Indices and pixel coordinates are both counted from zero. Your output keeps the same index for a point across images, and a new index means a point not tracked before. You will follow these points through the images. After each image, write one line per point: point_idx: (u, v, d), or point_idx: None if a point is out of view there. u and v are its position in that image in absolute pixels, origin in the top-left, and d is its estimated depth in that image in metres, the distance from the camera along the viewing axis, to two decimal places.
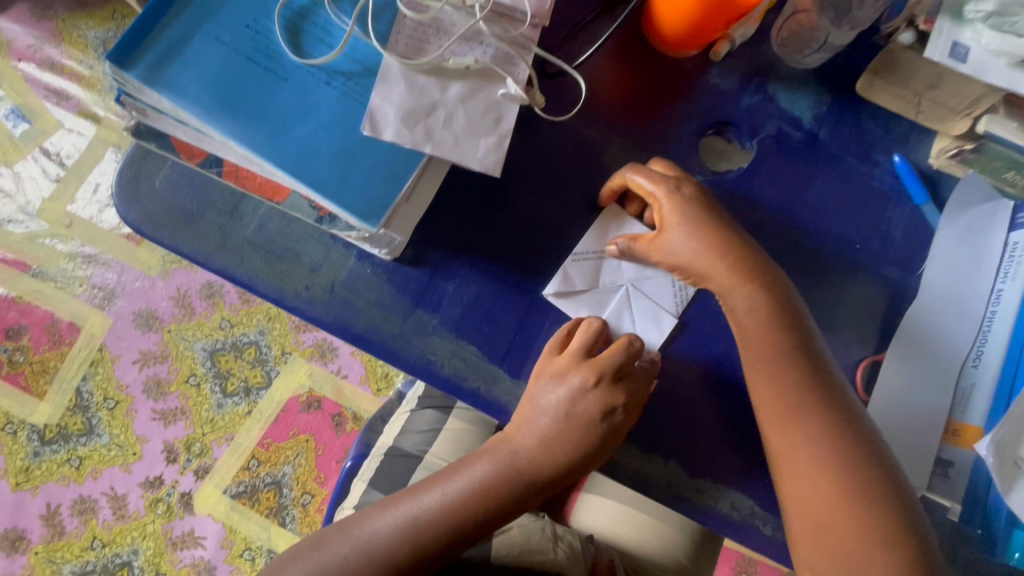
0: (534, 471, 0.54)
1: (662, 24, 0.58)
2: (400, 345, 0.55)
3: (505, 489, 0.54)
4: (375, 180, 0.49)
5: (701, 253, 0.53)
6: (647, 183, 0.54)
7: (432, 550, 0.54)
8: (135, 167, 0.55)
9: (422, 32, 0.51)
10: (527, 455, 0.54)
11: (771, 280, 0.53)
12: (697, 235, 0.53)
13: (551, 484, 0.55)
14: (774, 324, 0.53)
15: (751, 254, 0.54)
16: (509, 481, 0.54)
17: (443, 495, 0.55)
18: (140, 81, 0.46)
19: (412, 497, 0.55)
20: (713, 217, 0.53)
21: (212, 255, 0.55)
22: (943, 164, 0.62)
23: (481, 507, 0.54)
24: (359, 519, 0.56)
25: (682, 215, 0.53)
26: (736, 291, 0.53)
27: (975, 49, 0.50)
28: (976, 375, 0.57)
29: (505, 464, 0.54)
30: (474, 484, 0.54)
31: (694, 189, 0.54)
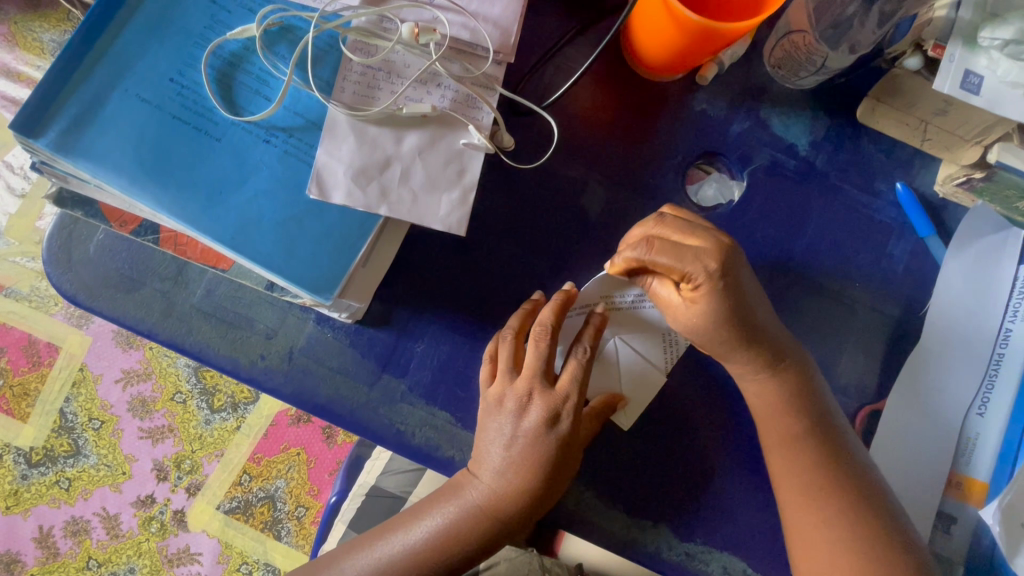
0: (502, 504, 0.48)
1: (644, 49, 0.52)
2: (367, 414, 0.51)
3: (475, 529, 0.48)
4: (326, 248, 0.45)
5: (715, 342, 0.48)
6: (684, 266, 0.45)
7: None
8: (66, 233, 0.50)
9: (371, 77, 0.45)
10: (491, 488, 0.48)
11: (789, 366, 0.50)
12: (722, 327, 0.47)
13: (525, 519, 0.49)
14: (781, 395, 0.50)
15: (768, 340, 0.49)
16: (476, 520, 0.48)
17: (410, 540, 0.49)
18: (52, 151, 0.41)
19: (377, 544, 0.50)
20: (743, 309, 0.47)
21: (156, 326, 0.50)
22: (948, 192, 0.58)
23: (452, 550, 0.48)
24: (323, 570, 0.50)
25: (711, 309, 0.46)
26: (747, 376, 0.50)
27: (989, 79, 0.46)
28: (981, 423, 0.54)
29: (470, 501, 0.48)
30: (441, 526, 0.48)
31: (733, 278, 0.46)
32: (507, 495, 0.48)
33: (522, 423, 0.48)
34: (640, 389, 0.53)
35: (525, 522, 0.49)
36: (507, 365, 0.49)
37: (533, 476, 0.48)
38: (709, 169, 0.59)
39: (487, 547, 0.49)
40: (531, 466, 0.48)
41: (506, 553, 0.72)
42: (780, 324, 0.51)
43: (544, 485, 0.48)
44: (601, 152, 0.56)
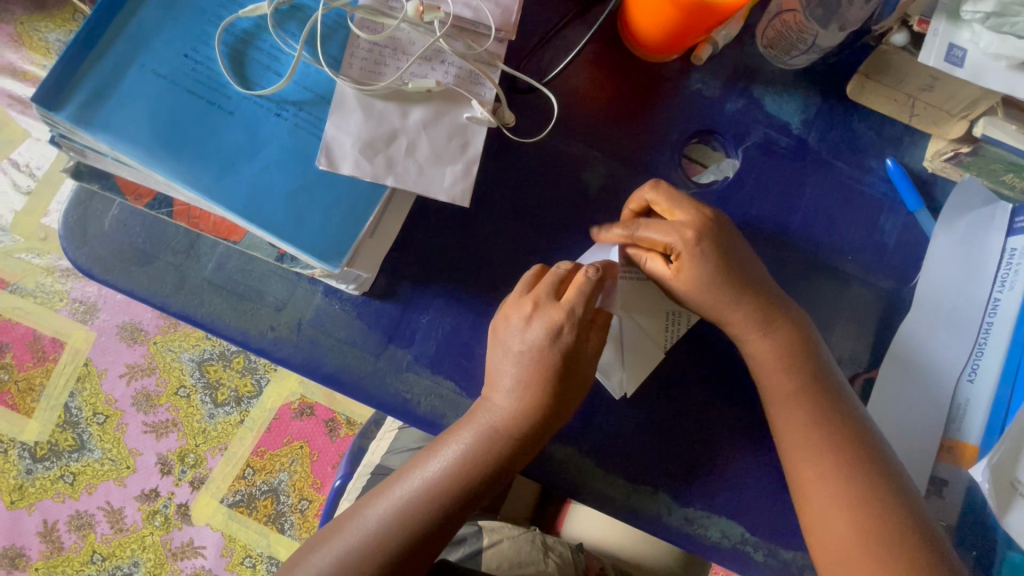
0: (521, 425, 0.49)
1: (639, 30, 0.54)
2: (373, 383, 0.53)
3: (497, 451, 0.49)
4: (335, 218, 0.46)
5: (711, 306, 0.51)
6: (671, 236, 0.50)
7: (430, 536, 0.49)
8: (82, 209, 0.52)
9: (377, 54, 0.47)
10: (510, 410, 0.49)
11: (784, 325, 0.51)
12: (716, 291, 0.50)
13: (544, 436, 0.50)
14: (775, 359, 0.51)
15: (764, 308, 0.51)
16: (494, 441, 0.49)
17: (433, 473, 0.49)
18: (71, 123, 0.42)
19: (400, 483, 0.50)
20: (734, 282, 0.51)
21: (169, 298, 0.52)
22: (937, 168, 0.60)
23: (475, 475, 0.49)
24: (347, 520, 0.50)
25: (699, 276, 0.50)
26: (750, 343, 0.52)
27: (972, 52, 0.48)
28: (972, 390, 0.55)
29: (488, 425, 0.49)
30: (463, 454, 0.49)
31: (716, 244, 0.50)
32: (525, 413, 0.49)
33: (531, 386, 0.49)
34: (640, 361, 0.53)
35: (543, 441, 0.50)
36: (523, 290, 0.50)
37: (544, 396, 0.49)
38: (704, 162, 0.61)
39: (509, 469, 0.50)
40: (534, 410, 0.49)
41: (508, 532, 0.74)
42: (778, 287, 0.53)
43: (556, 404, 0.49)
44: (599, 132, 0.58)
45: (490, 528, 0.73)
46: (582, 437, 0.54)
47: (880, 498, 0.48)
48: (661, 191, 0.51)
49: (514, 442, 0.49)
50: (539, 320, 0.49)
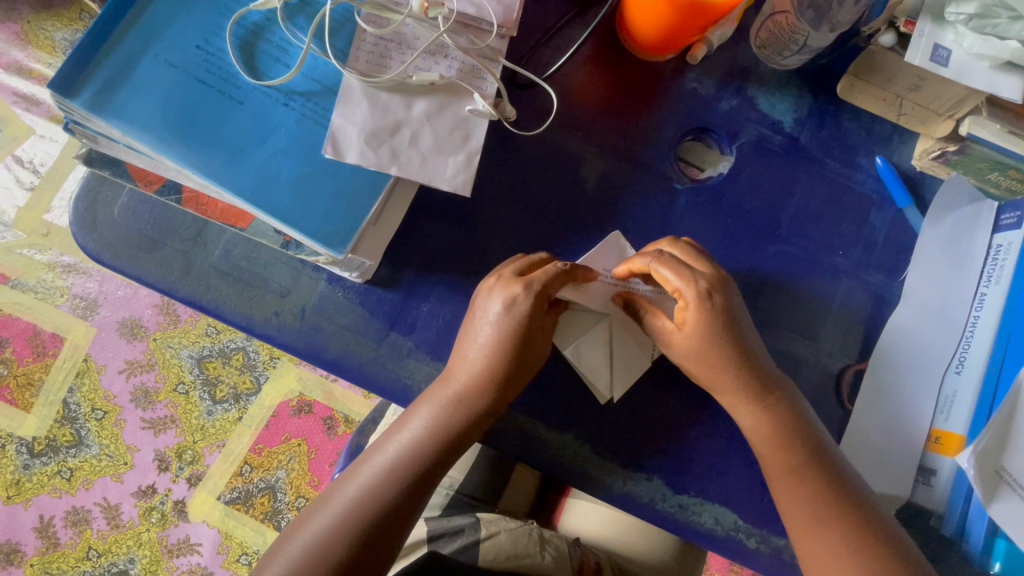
0: (475, 391, 0.50)
1: (636, 29, 0.56)
2: (375, 370, 0.54)
3: (455, 419, 0.50)
4: (340, 204, 0.48)
5: (704, 362, 0.51)
6: (683, 284, 0.50)
7: (398, 509, 0.50)
8: (92, 196, 0.53)
9: (384, 47, 0.49)
10: (465, 378, 0.51)
11: (776, 401, 0.52)
12: (714, 347, 0.51)
13: (499, 402, 0.51)
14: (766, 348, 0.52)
15: (756, 374, 0.51)
16: (470, 389, 0.50)
17: (396, 447, 0.51)
18: (86, 109, 0.44)
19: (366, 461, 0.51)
20: (734, 339, 0.51)
21: (176, 284, 0.53)
22: (925, 166, 0.61)
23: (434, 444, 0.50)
24: (319, 503, 0.51)
25: (703, 326, 0.50)
26: (740, 409, 0.52)
27: (956, 53, 0.50)
28: (959, 381, 0.57)
29: (445, 394, 0.51)
30: (422, 424, 0.51)
31: (725, 300, 0.51)
32: (481, 383, 0.50)
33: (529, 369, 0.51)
34: (625, 368, 0.54)
35: (499, 408, 0.51)
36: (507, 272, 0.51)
37: (496, 364, 0.50)
38: (703, 166, 0.63)
39: (467, 436, 0.51)
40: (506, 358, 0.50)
41: (505, 525, 0.74)
42: (772, 363, 0.53)
43: (506, 372, 0.50)
44: (597, 129, 0.59)
45: (488, 520, 0.74)
46: (579, 424, 0.55)
47: None
48: (680, 248, 0.53)
49: (469, 407, 0.50)
50: (498, 293, 0.50)
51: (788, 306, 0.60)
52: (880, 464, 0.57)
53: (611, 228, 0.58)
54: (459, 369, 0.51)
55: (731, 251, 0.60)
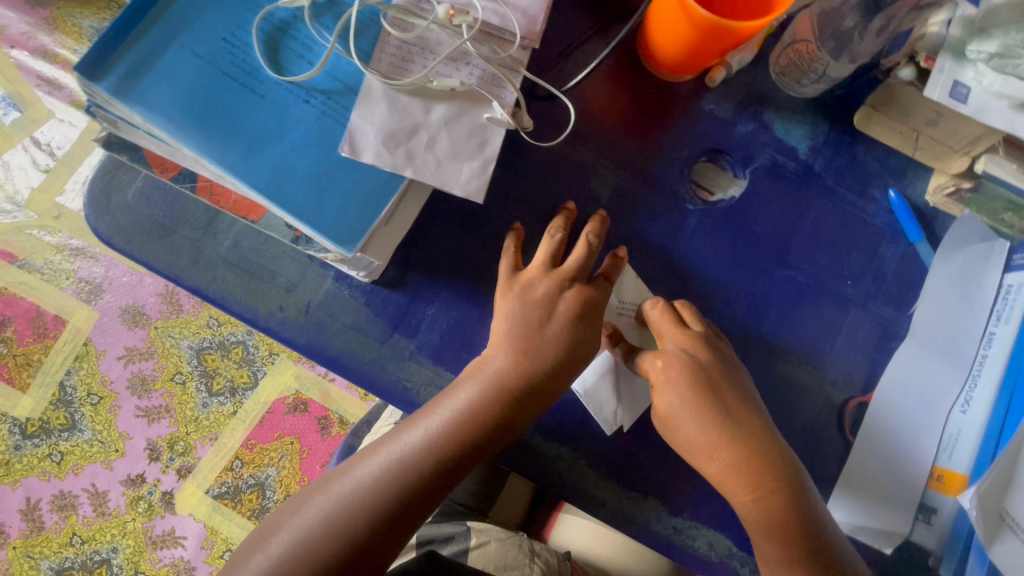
0: (545, 352, 0.50)
1: (657, 47, 0.56)
2: (376, 370, 0.54)
3: (522, 382, 0.49)
4: (353, 203, 0.48)
5: (685, 443, 0.50)
6: (664, 355, 0.51)
7: (451, 470, 0.49)
8: (107, 179, 0.54)
9: (406, 51, 0.49)
10: (533, 338, 0.50)
11: (771, 485, 0.49)
12: (685, 426, 0.50)
13: (544, 400, 0.50)
14: (750, 433, 0.50)
15: (750, 454, 0.49)
16: (547, 348, 0.50)
17: (455, 410, 0.49)
18: (109, 93, 0.44)
19: (393, 440, 0.50)
20: (710, 418, 0.50)
21: (183, 272, 0.53)
22: (938, 202, 0.62)
23: (499, 407, 0.49)
24: (329, 479, 0.49)
25: (672, 403, 0.50)
26: (733, 491, 0.50)
27: (976, 90, 0.50)
28: (963, 421, 0.56)
29: (491, 382, 0.49)
30: (486, 386, 0.49)
31: (690, 374, 0.50)
32: (524, 382, 0.49)
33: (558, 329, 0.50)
34: (630, 396, 0.54)
35: (532, 415, 0.50)
36: (558, 226, 0.53)
37: (550, 355, 0.50)
38: (708, 194, 0.62)
39: (532, 400, 0.50)
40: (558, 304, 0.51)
41: (495, 535, 0.73)
42: (777, 450, 0.50)
43: (557, 365, 0.50)
44: (611, 145, 0.60)
45: (479, 528, 0.73)
46: (576, 438, 0.54)
47: None
48: (667, 316, 0.52)
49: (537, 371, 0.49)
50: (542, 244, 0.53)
51: (792, 333, 0.59)
52: (877, 500, 0.56)
53: (620, 242, 0.58)
54: (525, 328, 0.50)
55: (740, 273, 0.60)
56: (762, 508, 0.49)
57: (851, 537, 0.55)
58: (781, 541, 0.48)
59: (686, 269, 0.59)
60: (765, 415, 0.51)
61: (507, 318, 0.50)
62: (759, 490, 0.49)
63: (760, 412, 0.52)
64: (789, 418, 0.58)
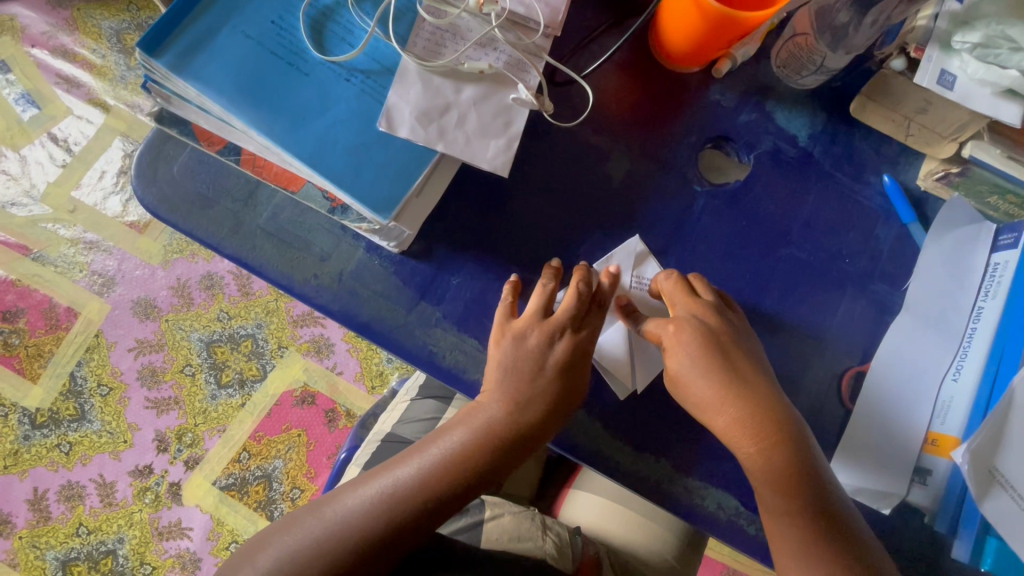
0: (541, 393, 0.54)
1: (668, 39, 0.61)
2: (403, 335, 0.57)
3: (520, 420, 0.54)
4: (389, 175, 0.51)
5: (694, 400, 0.54)
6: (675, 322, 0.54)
7: (452, 496, 0.54)
8: (155, 152, 0.57)
9: (439, 37, 0.53)
10: (529, 379, 0.54)
11: (775, 438, 0.52)
12: (693, 384, 0.53)
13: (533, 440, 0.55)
14: (754, 390, 0.53)
15: (755, 410, 0.52)
16: (541, 385, 0.54)
17: (458, 440, 0.54)
18: (168, 68, 0.48)
19: (386, 473, 0.54)
20: (715, 375, 0.53)
21: (224, 241, 0.57)
22: (930, 186, 0.66)
23: (496, 439, 0.54)
24: (327, 501, 0.54)
25: (681, 363, 0.54)
26: (739, 446, 0.53)
27: (961, 78, 0.54)
28: (955, 388, 0.59)
29: (482, 428, 0.54)
30: (485, 421, 0.54)
31: (698, 335, 0.54)
32: (519, 422, 0.54)
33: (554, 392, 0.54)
34: (644, 361, 0.58)
35: (526, 453, 0.55)
36: (547, 276, 0.56)
37: (543, 397, 0.54)
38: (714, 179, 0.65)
39: (526, 440, 0.54)
40: (552, 362, 0.54)
41: (509, 509, 0.77)
42: (781, 407, 0.54)
43: (544, 416, 0.54)
44: (623, 131, 0.64)
45: (493, 502, 0.77)
46: (592, 402, 0.58)
47: None
48: (673, 286, 0.57)
49: (534, 407, 0.54)
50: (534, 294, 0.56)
51: (793, 308, 0.63)
52: (872, 465, 0.59)
53: (632, 221, 0.62)
54: (521, 369, 0.54)
55: (745, 251, 0.64)
56: (766, 462, 0.52)
57: (851, 498, 0.59)
58: (785, 494, 0.51)
59: (694, 246, 0.63)
60: (770, 376, 0.55)
61: (501, 356, 0.54)
62: (763, 442, 0.52)
63: (766, 373, 0.55)
64: (791, 387, 0.61)
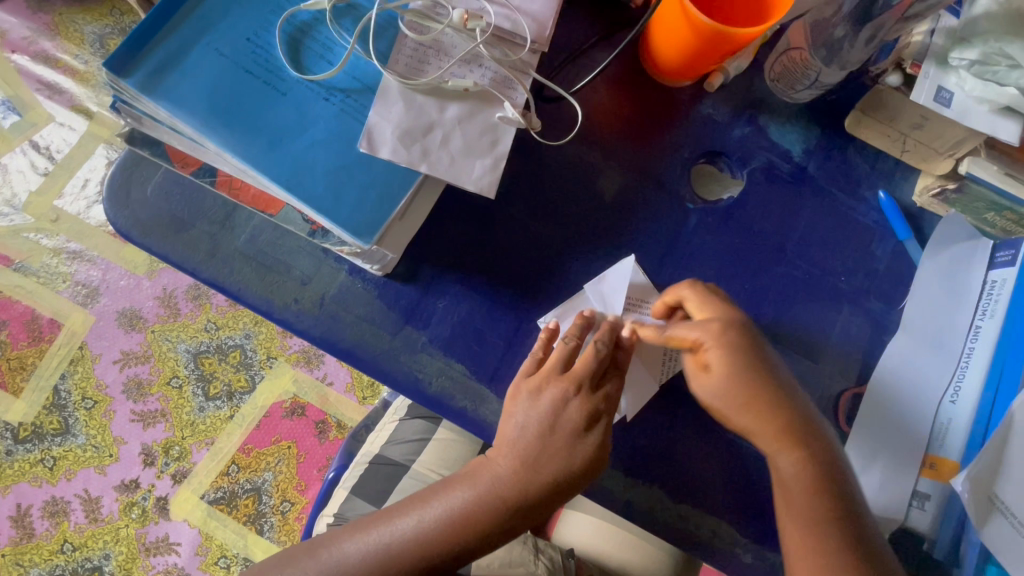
0: (537, 489, 0.52)
1: (659, 52, 0.59)
2: (388, 360, 0.55)
3: (519, 501, 0.52)
4: (371, 198, 0.49)
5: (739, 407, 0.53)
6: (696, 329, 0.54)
7: (456, 554, 0.52)
8: (127, 173, 0.55)
9: (422, 53, 0.52)
10: (525, 466, 0.52)
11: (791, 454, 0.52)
12: (738, 391, 0.53)
13: (526, 524, 0.53)
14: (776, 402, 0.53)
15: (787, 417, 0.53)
16: (536, 492, 0.52)
17: (458, 500, 0.52)
18: (137, 89, 0.46)
19: (386, 523, 0.53)
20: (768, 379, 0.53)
21: (200, 265, 0.55)
22: (925, 202, 0.65)
23: (495, 523, 0.52)
24: (327, 543, 0.53)
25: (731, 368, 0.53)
26: (779, 456, 0.53)
27: (958, 95, 0.53)
28: (953, 411, 0.58)
29: (483, 488, 0.52)
30: (483, 500, 0.52)
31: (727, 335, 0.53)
32: (522, 486, 0.52)
33: (563, 415, 0.52)
34: (632, 386, 0.56)
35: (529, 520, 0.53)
36: (570, 332, 0.54)
37: (551, 458, 0.52)
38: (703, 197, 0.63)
39: (526, 511, 0.52)
40: (551, 450, 0.52)
41: None
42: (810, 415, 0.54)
43: (547, 485, 0.52)
44: (615, 145, 0.62)
45: None
46: None
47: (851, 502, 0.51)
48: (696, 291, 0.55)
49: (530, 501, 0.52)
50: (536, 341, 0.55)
51: (789, 327, 0.61)
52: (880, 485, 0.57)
53: (625, 239, 0.60)
54: (517, 462, 0.52)
55: (739, 269, 0.62)
56: None
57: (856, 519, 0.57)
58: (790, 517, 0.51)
59: (688, 265, 0.61)
60: (791, 383, 0.55)
61: (521, 416, 0.53)
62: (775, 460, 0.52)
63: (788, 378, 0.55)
64: None
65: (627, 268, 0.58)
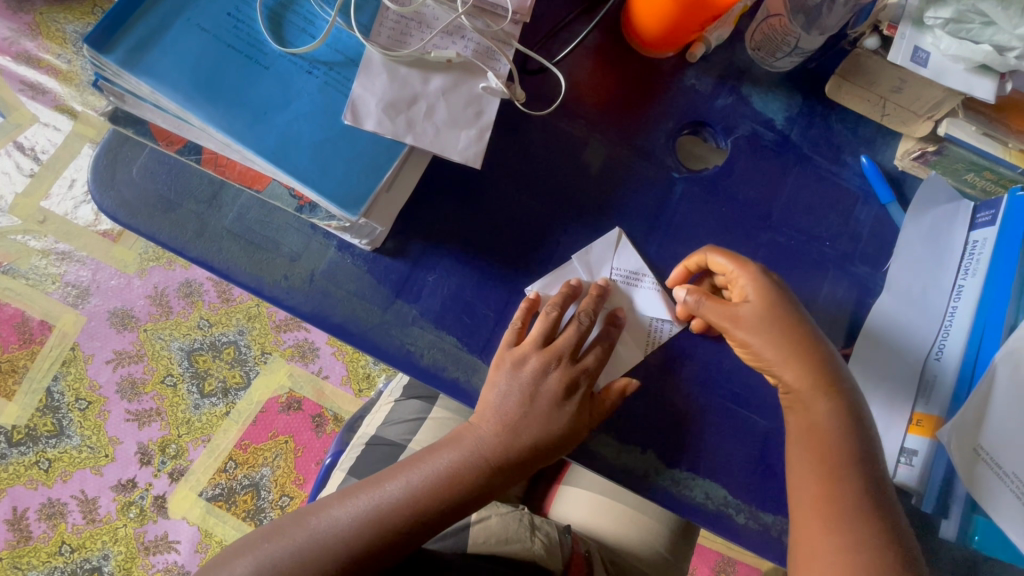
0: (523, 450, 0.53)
1: (640, 23, 0.59)
2: (380, 335, 0.55)
3: (506, 459, 0.53)
4: (356, 170, 0.50)
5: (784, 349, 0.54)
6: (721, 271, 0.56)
7: (444, 514, 0.53)
8: (112, 155, 0.55)
9: (404, 25, 0.52)
10: (512, 428, 0.53)
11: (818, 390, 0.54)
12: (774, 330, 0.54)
13: (511, 483, 0.54)
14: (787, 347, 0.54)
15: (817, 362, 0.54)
16: (523, 452, 0.53)
17: (444, 461, 0.53)
18: (118, 65, 0.46)
19: (375, 488, 0.53)
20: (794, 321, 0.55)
21: (189, 244, 0.55)
22: (907, 166, 0.65)
23: (482, 480, 0.53)
24: (314, 513, 0.53)
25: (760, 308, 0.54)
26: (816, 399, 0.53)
27: (934, 54, 0.54)
28: (939, 367, 0.58)
29: (470, 449, 0.53)
30: (469, 460, 0.53)
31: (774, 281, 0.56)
32: (509, 447, 0.53)
33: (543, 387, 0.53)
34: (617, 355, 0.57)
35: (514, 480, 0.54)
36: (552, 300, 0.55)
37: (535, 420, 0.53)
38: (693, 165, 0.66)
39: (512, 471, 0.54)
40: (539, 419, 0.53)
41: (496, 509, 0.75)
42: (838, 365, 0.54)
43: (532, 445, 0.53)
44: (600, 119, 0.63)
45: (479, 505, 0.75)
46: None
47: (840, 458, 0.52)
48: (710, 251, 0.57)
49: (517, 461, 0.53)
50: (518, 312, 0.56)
51: None
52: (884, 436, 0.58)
53: (611, 209, 0.61)
54: (505, 426, 0.53)
55: (725, 237, 0.63)
56: None
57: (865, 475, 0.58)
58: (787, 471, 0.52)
59: (675, 234, 0.62)
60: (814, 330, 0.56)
61: (501, 383, 0.53)
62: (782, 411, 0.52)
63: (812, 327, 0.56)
64: None
65: (613, 242, 0.60)
